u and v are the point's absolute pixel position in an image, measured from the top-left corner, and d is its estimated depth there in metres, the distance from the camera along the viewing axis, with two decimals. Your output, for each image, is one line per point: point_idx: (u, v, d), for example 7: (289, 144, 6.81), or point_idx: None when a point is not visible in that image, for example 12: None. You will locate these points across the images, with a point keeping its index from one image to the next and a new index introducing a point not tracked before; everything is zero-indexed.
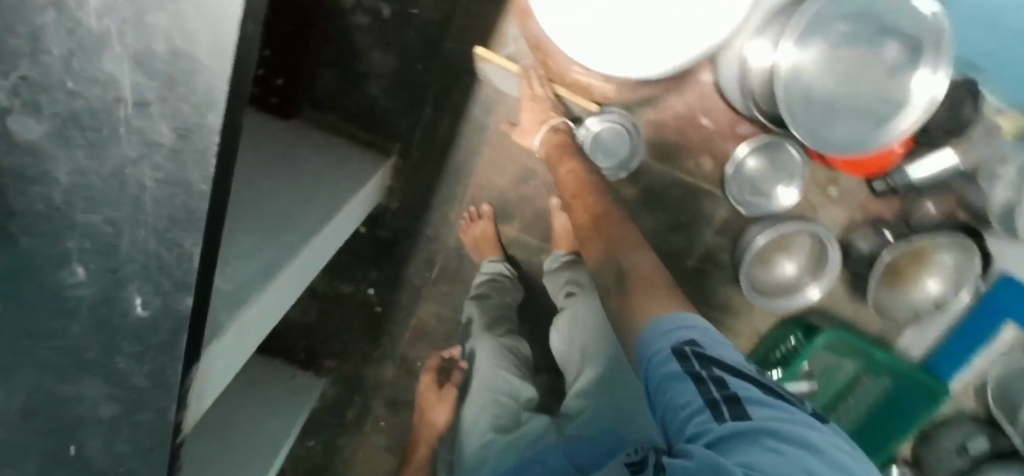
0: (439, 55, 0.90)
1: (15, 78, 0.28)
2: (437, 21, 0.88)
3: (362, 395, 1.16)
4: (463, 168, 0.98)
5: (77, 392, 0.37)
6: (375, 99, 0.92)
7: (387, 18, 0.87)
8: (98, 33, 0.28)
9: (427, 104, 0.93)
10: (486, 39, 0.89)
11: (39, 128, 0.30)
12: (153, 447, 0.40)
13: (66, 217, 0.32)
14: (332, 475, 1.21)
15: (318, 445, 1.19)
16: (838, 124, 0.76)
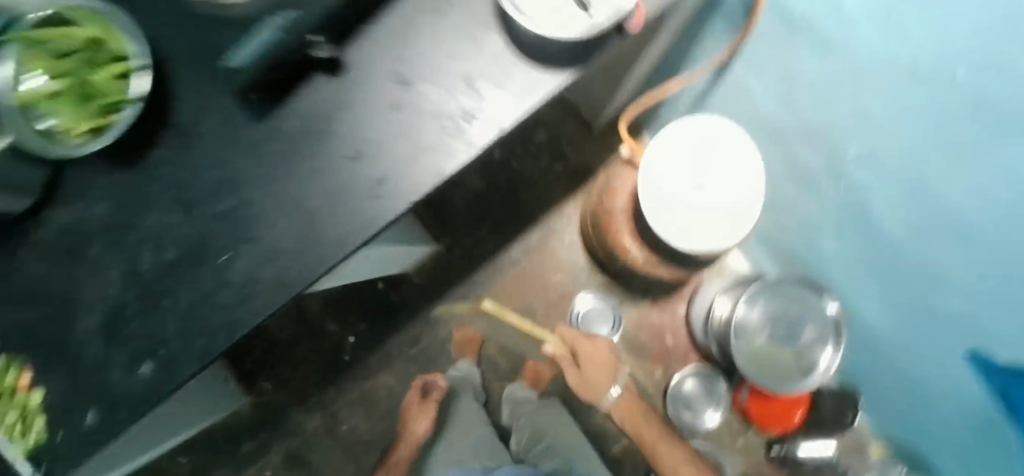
0: (516, 198, 1.16)
1: (420, 56, 0.53)
2: (528, 175, 1.15)
3: (269, 434, 1.09)
4: (482, 282, 1.17)
5: (282, 221, 0.54)
6: (454, 201, 1.14)
7: (494, 160, 1.13)
8: (478, 65, 0.54)
9: (487, 225, 1.15)
10: (556, 205, 1.16)
11: (410, 79, 0.53)
12: (279, 289, 0.54)
13: (377, 125, 0.54)
14: None
15: (187, 465, 1.06)
16: (772, 371, 0.91)
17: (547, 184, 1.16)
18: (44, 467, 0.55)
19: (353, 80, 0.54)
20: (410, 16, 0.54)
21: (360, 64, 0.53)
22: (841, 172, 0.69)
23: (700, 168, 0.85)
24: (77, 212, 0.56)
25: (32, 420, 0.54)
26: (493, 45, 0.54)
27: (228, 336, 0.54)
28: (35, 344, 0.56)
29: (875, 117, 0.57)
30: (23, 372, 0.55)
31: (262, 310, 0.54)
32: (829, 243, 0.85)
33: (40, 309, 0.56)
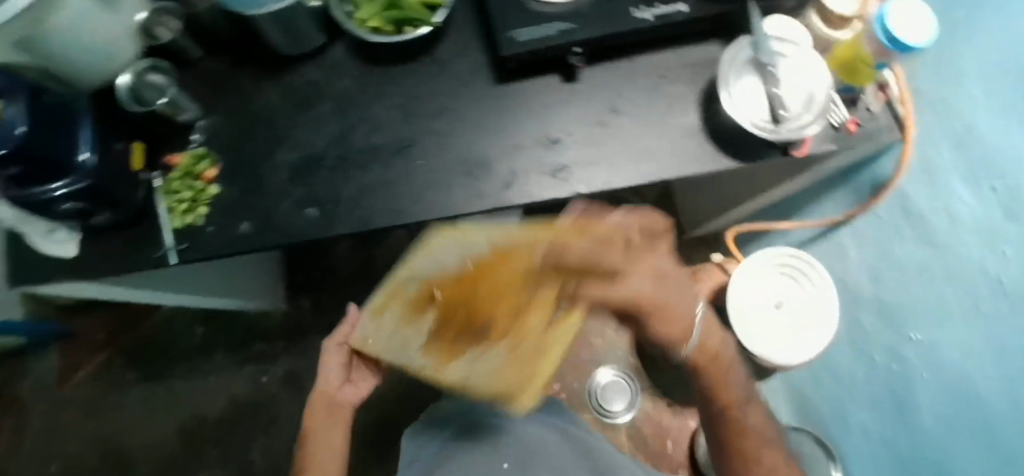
0: None
1: (635, 99, 0.67)
2: None
3: (284, 344, 1.13)
4: None
5: (473, 156, 0.65)
6: None
7: None
8: (674, 124, 0.67)
9: None
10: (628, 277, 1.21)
11: (621, 110, 0.67)
12: (444, 204, 0.63)
13: (581, 127, 0.66)
14: (177, 366, 1.14)
15: (201, 336, 1.15)
16: None
17: None
18: (185, 245, 0.63)
19: (578, 92, 0.67)
20: (639, 71, 0.68)
21: (588, 84, 0.67)
22: (901, 353, 0.74)
23: (783, 288, 0.79)
24: (326, 76, 0.66)
25: (198, 204, 0.63)
26: (689, 120, 0.67)
27: (386, 219, 0.63)
28: (232, 155, 0.65)
29: (949, 306, 0.64)
30: (213, 166, 0.64)
31: (423, 212, 0.63)
32: (858, 415, 0.83)
33: (251, 127, 0.66)
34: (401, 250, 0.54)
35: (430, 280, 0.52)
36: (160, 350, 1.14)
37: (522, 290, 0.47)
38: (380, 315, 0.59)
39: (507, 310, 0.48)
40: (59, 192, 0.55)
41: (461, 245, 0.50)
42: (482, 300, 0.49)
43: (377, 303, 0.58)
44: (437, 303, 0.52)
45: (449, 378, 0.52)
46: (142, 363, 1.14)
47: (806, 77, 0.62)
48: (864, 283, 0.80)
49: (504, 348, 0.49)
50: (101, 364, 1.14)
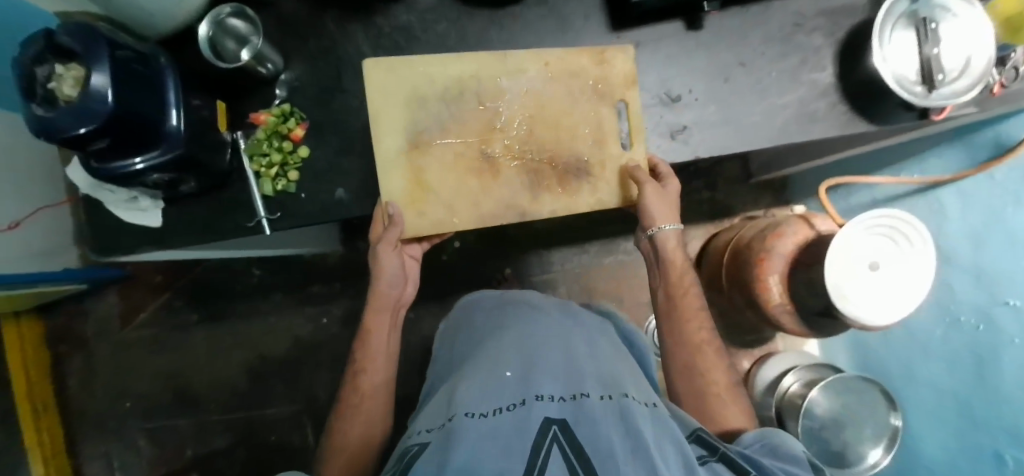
0: None
1: (762, 51, 0.60)
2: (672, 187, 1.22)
3: (343, 286, 1.14)
4: (590, 255, 1.17)
5: (585, 113, 0.59)
6: None
7: None
8: (804, 80, 0.60)
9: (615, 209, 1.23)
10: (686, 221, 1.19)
11: (745, 64, 0.60)
12: (550, 166, 0.59)
13: (701, 84, 0.60)
14: (235, 307, 1.15)
15: (259, 278, 1.14)
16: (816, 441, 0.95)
17: (689, 202, 1.19)
18: (278, 214, 0.59)
19: (700, 42, 0.60)
20: (771, 16, 0.60)
21: (712, 31, 0.60)
22: (992, 317, 0.74)
23: (880, 249, 0.77)
24: (421, 21, 0.59)
25: (288, 168, 0.58)
26: (822, 77, 0.60)
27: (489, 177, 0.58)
28: (322, 111, 0.59)
29: None
30: (300, 124, 0.58)
31: (532, 170, 0.58)
32: (939, 379, 0.85)
33: (338, 77, 0.59)
34: (416, 120, 0.56)
35: (482, 129, 0.57)
36: (217, 291, 1.15)
37: (565, 102, 0.58)
38: (422, 190, 0.57)
39: (567, 140, 0.59)
40: (138, 165, 0.50)
41: (485, 74, 0.57)
42: (543, 134, 0.58)
43: (415, 174, 0.56)
44: (497, 157, 0.57)
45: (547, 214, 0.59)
46: (201, 305, 1.15)
47: (966, 37, 0.54)
48: (962, 245, 0.78)
49: (585, 171, 0.59)
50: (160, 305, 1.15)
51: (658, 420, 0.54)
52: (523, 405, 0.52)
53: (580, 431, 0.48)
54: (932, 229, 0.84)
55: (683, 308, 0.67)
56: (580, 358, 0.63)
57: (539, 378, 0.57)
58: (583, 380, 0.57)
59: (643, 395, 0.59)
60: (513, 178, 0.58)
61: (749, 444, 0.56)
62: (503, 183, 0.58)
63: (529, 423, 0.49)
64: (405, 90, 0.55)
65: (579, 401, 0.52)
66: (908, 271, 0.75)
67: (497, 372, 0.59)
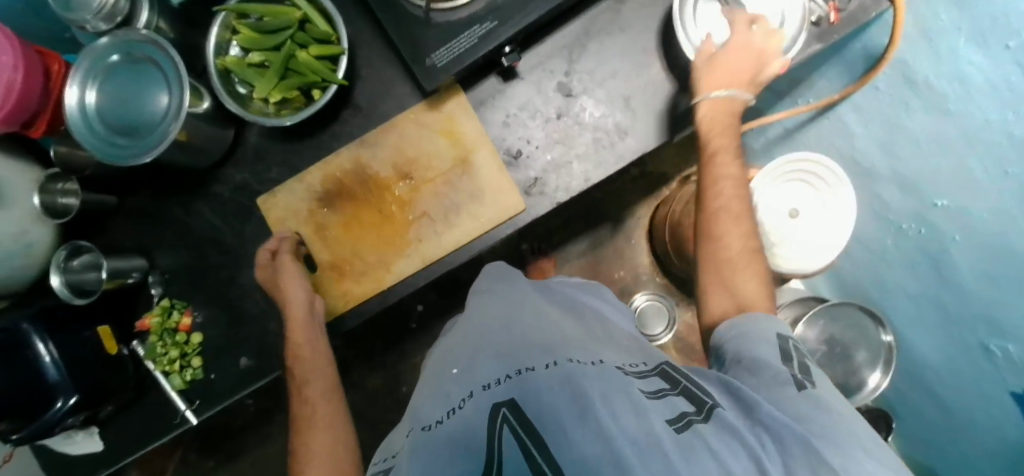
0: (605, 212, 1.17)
1: (585, 75, 0.59)
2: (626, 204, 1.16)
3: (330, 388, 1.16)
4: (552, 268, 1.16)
5: (432, 170, 0.58)
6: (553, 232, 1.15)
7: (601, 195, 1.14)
8: (637, 85, 0.58)
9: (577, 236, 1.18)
10: (627, 204, 1.15)
11: (572, 91, 0.59)
12: (421, 249, 0.58)
13: (537, 127, 0.59)
14: (245, 438, 1.18)
15: (254, 406, 1.18)
16: None
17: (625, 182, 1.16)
18: (199, 400, 0.61)
19: (520, 91, 0.59)
20: (580, 37, 0.59)
21: (529, 74, 0.59)
22: (929, 218, 0.72)
23: (797, 195, 0.76)
24: (254, 173, 0.60)
25: (190, 357, 0.60)
26: (652, 76, 0.58)
27: (472, 205, 0.58)
28: (200, 293, 0.61)
29: (1002, 153, 0.57)
30: (185, 314, 0.61)
31: (481, 175, 0.58)
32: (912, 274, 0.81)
33: (204, 256, 0.61)
34: (425, 243, 0.58)
35: (400, 199, 0.59)
36: (223, 429, 1.19)
37: (343, 204, 0.59)
38: (502, 199, 0.58)
39: (376, 175, 0.58)
40: (67, 403, 0.54)
41: (353, 230, 0.59)
42: (376, 175, 0.58)
43: (490, 219, 0.58)
44: (422, 193, 0.58)
45: (456, 164, 0.58)
46: (214, 448, 1.19)
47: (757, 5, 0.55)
48: (878, 155, 0.75)
49: (421, 155, 0.58)
50: (178, 462, 1.20)
51: (608, 374, 0.43)
52: (470, 398, 0.44)
53: (531, 406, 0.39)
54: (846, 145, 0.81)
55: (497, 184, 0.58)
56: (525, 324, 0.56)
57: (481, 368, 0.50)
58: (524, 353, 0.49)
59: (591, 354, 0.49)
60: (428, 136, 0.58)
61: (721, 344, 0.53)
62: (474, 183, 0.58)
63: (473, 416, 0.41)
64: (415, 258, 0.58)
65: (522, 378, 0.43)
66: (833, 207, 0.73)
67: (449, 373, 0.52)
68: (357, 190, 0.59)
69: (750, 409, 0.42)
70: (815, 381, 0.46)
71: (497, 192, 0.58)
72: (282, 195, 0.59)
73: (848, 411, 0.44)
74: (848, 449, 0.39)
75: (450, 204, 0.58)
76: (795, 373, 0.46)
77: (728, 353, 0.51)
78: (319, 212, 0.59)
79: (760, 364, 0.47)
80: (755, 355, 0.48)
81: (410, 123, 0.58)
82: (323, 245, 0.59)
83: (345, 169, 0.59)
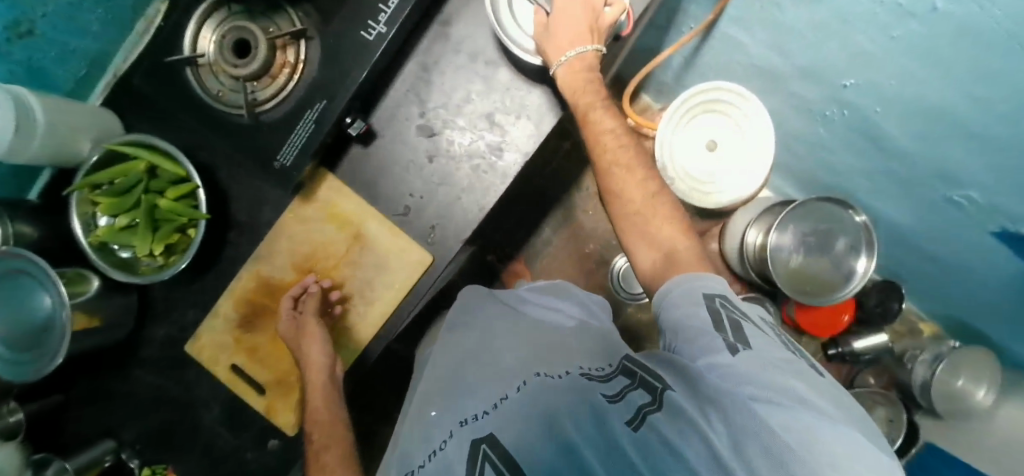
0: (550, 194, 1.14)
1: (438, 108, 0.57)
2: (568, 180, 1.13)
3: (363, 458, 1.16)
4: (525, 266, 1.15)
5: (333, 256, 0.58)
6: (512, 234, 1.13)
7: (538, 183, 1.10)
8: (492, 98, 0.56)
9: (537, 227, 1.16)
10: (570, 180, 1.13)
11: (432, 128, 0.57)
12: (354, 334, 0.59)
13: (413, 176, 0.58)
14: None
15: None
16: (812, 288, 0.90)
17: (560, 158, 1.12)
18: None
19: (384, 148, 0.58)
20: (417, 73, 0.57)
21: (385, 128, 0.57)
22: (845, 98, 0.69)
23: (711, 126, 0.73)
24: (177, 323, 0.61)
25: None
26: (503, 84, 0.56)
27: (382, 276, 0.58)
28: (174, 450, 0.62)
29: (879, 20, 0.54)
30: (167, 475, 0.61)
31: (381, 243, 0.57)
32: (856, 152, 0.78)
33: (163, 416, 0.62)
34: (357, 326, 0.59)
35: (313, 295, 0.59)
36: None
37: (267, 319, 0.59)
38: (410, 256, 0.57)
39: (281, 284, 0.59)
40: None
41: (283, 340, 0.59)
42: (284, 282, 0.59)
43: (406, 281, 0.58)
44: (334, 278, 0.58)
45: (354, 240, 0.58)
46: None
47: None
48: (773, 55, 0.72)
49: (315, 247, 0.58)
50: None
51: (577, 384, 0.39)
52: (451, 437, 0.40)
53: (508, 437, 0.36)
54: (742, 55, 0.77)
55: (399, 245, 0.57)
56: (489, 353, 0.52)
57: (463, 400, 0.45)
58: (495, 385, 0.45)
59: (561, 365, 0.44)
60: (314, 227, 0.58)
61: (659, 311, 0.45)
62: (378, 252, 0.57)
63: (452, 455, 0.37)
64: (352, 346, 0.59)
65: (500, 409, 0.40)
66: (751, 127, 0.70)
67: (425, 416, 0.47)
68: (270, 302, 0.59)
69: (693, 385, 0.35)
70: (753, 342, 0.37)
71: (402, 251, 0.57)
72: (206, 335, 0.59)
73: (785, 361, 0.36)
74: (790, 407, 0.31)
75: (362, 283, 0.58)
76: (728, 335, 0.38)
77: (665, 323, 0.43)
78: (247, 336, 0.59)
79: (690, 329, 0.39)
80: (685, 319, 0.40)
81: (293, 222, 0.58)
82: (260, 368, 0.60)
83: (251, 288, 0.59)
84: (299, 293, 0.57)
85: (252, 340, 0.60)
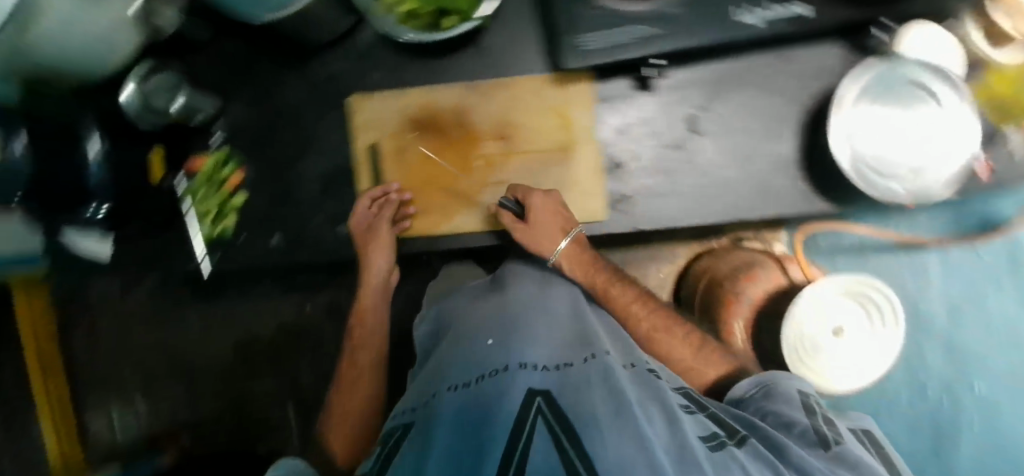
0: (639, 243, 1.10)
1: (716, 119, 0.56)
2: None
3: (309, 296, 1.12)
4: None
5: (535, 144, 0.56)
6: None
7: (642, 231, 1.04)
8: (763, 150, 0.56)
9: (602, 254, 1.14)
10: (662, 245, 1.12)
11: (697, 127, 0.56)
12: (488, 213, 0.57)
13: (649, 145, 0.56)
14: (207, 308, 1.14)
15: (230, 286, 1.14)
16: None
17: None
18: (218, 256, 0.59)
19: (648, 104, 0.56)
20: (728, 77, 0.55)
21: (664, 91, 0.56)
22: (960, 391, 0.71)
23: (850, 314, 0.72)
24: (355, 68, 0.57)
25: (226, 214, 0.59)
26: (781, 148, 0.55)
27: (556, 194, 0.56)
28: (260, 160, 0.59)
29: None
30: (237, 171, 0.59)
31: (581, 170, 0.56)
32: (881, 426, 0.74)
33: (275, 127, 0.58)
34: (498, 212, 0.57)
35: (491, 155, 0.57)
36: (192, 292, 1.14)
37: (434, 137, 0.57)
38: (595, 200, 0.57)
39: (473, 124, 0.56)
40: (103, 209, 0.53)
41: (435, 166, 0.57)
42: (478, 123, 0.56)
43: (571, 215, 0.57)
44: (518, 158, 0.56)
45: (563, 145, 0.56)
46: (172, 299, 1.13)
47: (892, 138, 0.51)
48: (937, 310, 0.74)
49: (526, 122, 0.56)
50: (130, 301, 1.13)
51: (642, 387, 0.42)
52: (503, 373, 0.41)
53: (569, 400, 0.37)
54: None
55: (593, 185, 0.56)
56: (546, 309, 0.52)
57: (523, 340, 0.46)
58: (551, 339, 0.47)
59: (624, 357, 0.47)
60: (541, 108, 0.56)
61: (744, 395, 0.50)
62: (571, 173, 0.57)
63: (507, 392, 0.38)
64: (479, 224, 0.57)
65: (560, 370, 0.41)
66: (881, 340, 0.71)
67: (477, 340, 0.47)
68: (450, 128, 0.56)
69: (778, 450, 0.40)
70: (843, 438, 0.42)
71: (592, 190, 0.56)
72: (376, 101, 0.57)
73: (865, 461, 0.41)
74: None
75: (538, 184, 0.57)
76: (819, 427, 0.43)
77: (747, 410, 0.48)
78: (405, 136, 0.57)
79: (784, 417, 0.44)
80: (778, 407, 0.46)
81: (534, 87, 0.55)
82: (396, 170, 0.58)
83: (446, 105, 0.56)
84: (379, 197, 0.56)
85: (408, 143, 0.57)
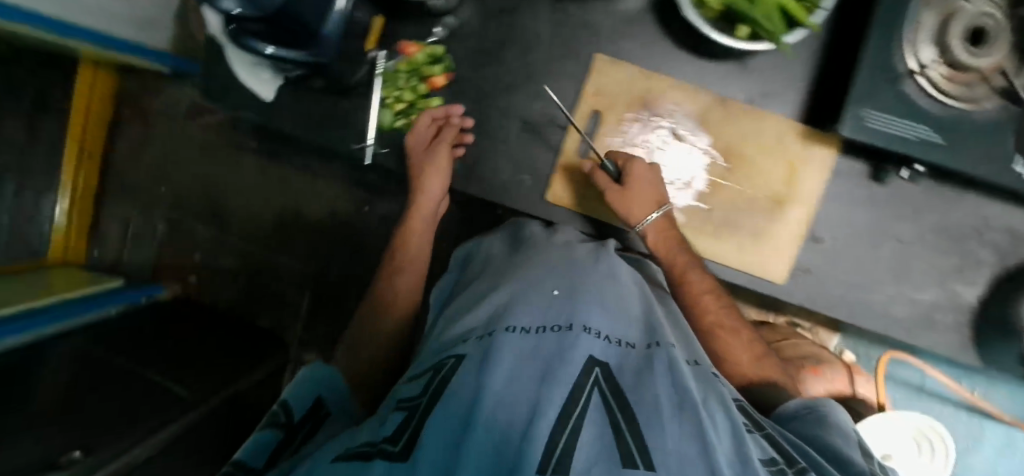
0: None
1: (925, 240, 0.54)
2: None
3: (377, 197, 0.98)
4: None
5: (750, 184, 0.54)
6: None
7: None
8: (950, 289, 0.55)
9: None
10: None
11: (904, 240, 0.54)
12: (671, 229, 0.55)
13: (851, 236, 0.54)
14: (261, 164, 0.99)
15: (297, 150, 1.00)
16: None
17: None
18: (386, 149, 0.57)
19: (872, 196, 0.54)
20: (957, 208, 0.54)
21: (894, 192, 0.54)
22: None
23: (905, 448, 0.72)
24: (613, 28, 0.53)
25: (415, 109, 0.56)
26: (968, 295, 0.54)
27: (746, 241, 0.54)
28: (474, 73, 0.55)
29: None
30: (444, 73, 0.55)
31: (782, 230, 0.54)
32: None
33: (502, 49, 0.54)
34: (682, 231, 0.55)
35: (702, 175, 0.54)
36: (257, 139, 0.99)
37: (655, 129, 0.54)
38: (778, 263, 0.54)
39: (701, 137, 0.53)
40: (267, 53, 0.45)
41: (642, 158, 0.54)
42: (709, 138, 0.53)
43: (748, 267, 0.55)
44: (727, 189, 0.54)
45: (778, 197, 0.54)
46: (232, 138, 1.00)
47: None
48: None
49: (753, 157, 0.53)
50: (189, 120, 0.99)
51: (704, 383, 0.33)
52: (563, 331, 0.33)
53: (630, 386, 0.30)
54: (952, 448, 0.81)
55: (785, 248, 0.54)
56: (609, 271, 0.43)
57: (585, 297, 0.38)
58: (620, 307, 0.38)
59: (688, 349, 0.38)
60: (775, 152, 0.53)
61: (791, 415, 0.40)
62: (770, 225, 0.54)
63: (562, 352, 0.31)
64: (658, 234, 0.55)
65: (621, 349, 0.33)
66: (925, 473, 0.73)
67: (534, 285, 0.40)
68: (678, 130, 0.53)
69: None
70: None
71: (783, 253, 0.54)
72: (618, 70, 0.53)
73: None
74: None
75: (732, 222, 0.54)
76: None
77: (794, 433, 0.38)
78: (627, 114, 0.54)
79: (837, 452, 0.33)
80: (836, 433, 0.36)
81: (776, 127, 0.53)
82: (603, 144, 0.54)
83: (685, 107, 0.53)
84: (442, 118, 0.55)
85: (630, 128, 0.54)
